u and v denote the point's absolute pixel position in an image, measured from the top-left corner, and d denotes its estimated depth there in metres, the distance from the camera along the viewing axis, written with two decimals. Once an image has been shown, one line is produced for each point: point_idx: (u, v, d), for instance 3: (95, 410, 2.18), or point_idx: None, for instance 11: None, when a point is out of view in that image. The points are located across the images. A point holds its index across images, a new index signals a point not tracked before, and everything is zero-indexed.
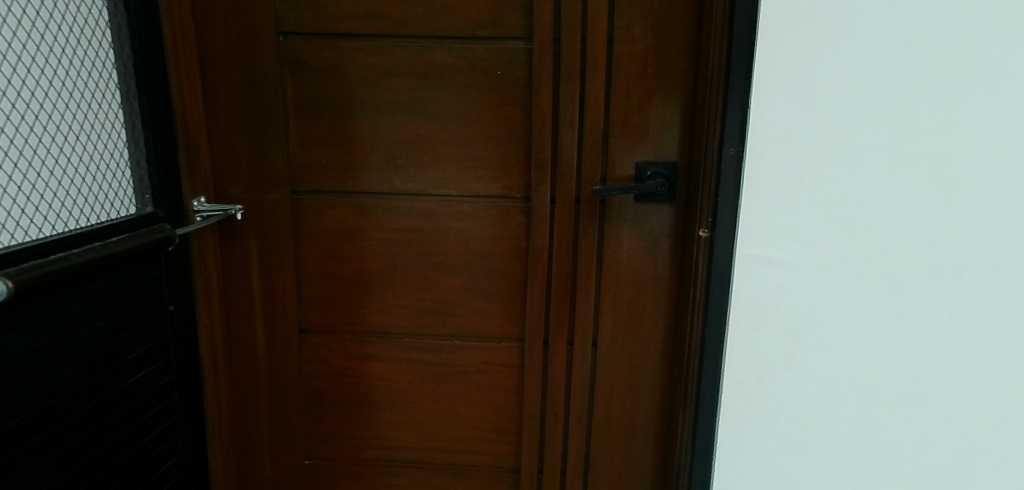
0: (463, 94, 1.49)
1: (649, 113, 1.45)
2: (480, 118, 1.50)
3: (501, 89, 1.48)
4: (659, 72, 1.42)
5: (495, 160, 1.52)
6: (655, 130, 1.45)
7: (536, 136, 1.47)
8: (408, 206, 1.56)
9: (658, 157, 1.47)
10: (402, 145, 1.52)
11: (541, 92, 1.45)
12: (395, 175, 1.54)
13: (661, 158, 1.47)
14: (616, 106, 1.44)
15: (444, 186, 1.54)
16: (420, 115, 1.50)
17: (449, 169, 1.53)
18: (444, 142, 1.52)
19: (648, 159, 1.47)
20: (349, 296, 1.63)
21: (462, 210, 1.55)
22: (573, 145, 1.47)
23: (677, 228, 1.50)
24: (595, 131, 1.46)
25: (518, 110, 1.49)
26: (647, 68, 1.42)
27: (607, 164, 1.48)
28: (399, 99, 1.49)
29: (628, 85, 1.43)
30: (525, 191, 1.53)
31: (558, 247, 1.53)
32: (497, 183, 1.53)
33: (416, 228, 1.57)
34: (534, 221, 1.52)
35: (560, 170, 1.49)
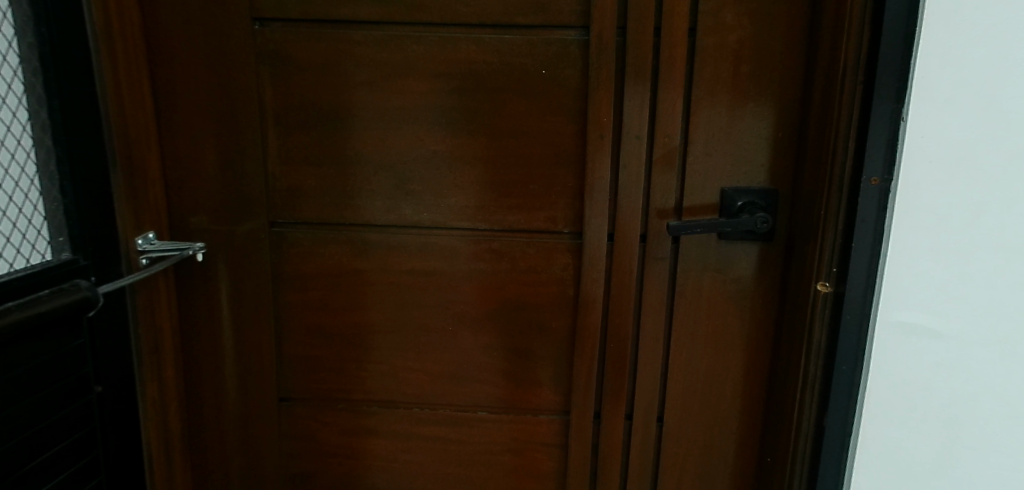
0: (496, 100, 1.14)
1: (739, 127, 1.10)
2: (519, 132, 1.15)
3: (546, 93, 1.13)
4: (757, 72, 1.08)
5: (536, 185, 1.17)
6: (748, 148, 1.11)
7: (592, 154, 1.13)
8: (420, 243, 1.20)
9: (750, 183, 1.12)
10: (414, 164, 1.17)
11: (601, 98, 1.11)
12: (405, 203, 1.19)
13: (756, 184, 1.12)
14: (697, 116, 1.10)
15: (469, 218, 1.19)
16: (439, 127, 1.15)
17: (476, 196, 1.18)
18: (470, 162, 1.17)
19: (736, 185, 1.12)
20: (344, 357, 1.26)
21: (492, 248, 1.20)
22: (641, 166, 1.13)
23: (772, 275, 1.15)
24: (670, 147, 1.12)
25: (567, 120, 1.14)
26: (740, 66, 1.08)
27: (682, 191, 1.14)
28: (412, 106, 1.15)
29: (714, 90, 1.09)
30: (574, 224, 1.18)
31: (616, 297, 1.19)
32: (537, 214, 1.18)
33: (433, 272, 1.22)
34: (586, 263, 1.18)
35: (622, 198, 1.14)
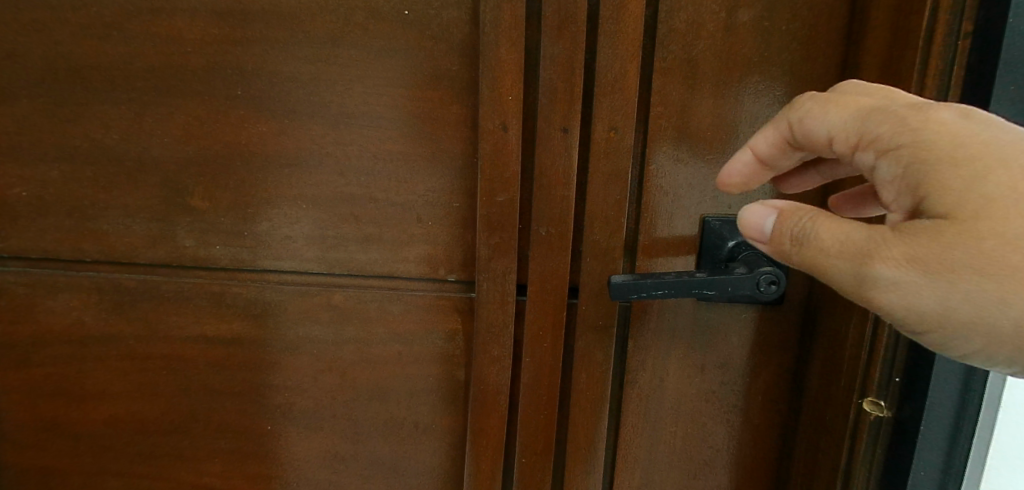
0: (329, 64, 0.67)
1: (733, 118, 0.65)
2: (368, 118, 0.69)
3: (413, 54, 0.67)
4: (767, 22, 0.62)
5: (402, 206, 0.72)
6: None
7: (487, 158, 0.67)
8: (216, 293, 0.75)
9: (748, 212, 0.68)
10: (194, 165, 0.70)
11: (503, 60, 0.64)
12: (183, 231, 0.72)
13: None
14: (663, 99, 0.65)
15: (295, 256, 0.74)
16: (233, 106, 0.68)
17: (302, 221, 0.72)
18: (289, 166, 0.70)
19: (724, 213, 0.68)
20: (106, 470, 0.80)
21: (334, 305, 0.75)
22: (571, 179, 0.67)
23: (781, 363, 0.71)
24: (620, 149, 0.66)
25: (450, 99, 0.68)
26: (738, 12, 0.62)
27: (638, 220, 0.70)
28: (184, 68, 0.67)
29: (692, 55, 0.64)
30: (463, 270, 0.74)
31: (529, 388, 0.74)
32: (404, 250, 0.73)
33: (241, 339, 0.76)
34: (481, 333, 0.73)
35: (538, 232, 0.69)
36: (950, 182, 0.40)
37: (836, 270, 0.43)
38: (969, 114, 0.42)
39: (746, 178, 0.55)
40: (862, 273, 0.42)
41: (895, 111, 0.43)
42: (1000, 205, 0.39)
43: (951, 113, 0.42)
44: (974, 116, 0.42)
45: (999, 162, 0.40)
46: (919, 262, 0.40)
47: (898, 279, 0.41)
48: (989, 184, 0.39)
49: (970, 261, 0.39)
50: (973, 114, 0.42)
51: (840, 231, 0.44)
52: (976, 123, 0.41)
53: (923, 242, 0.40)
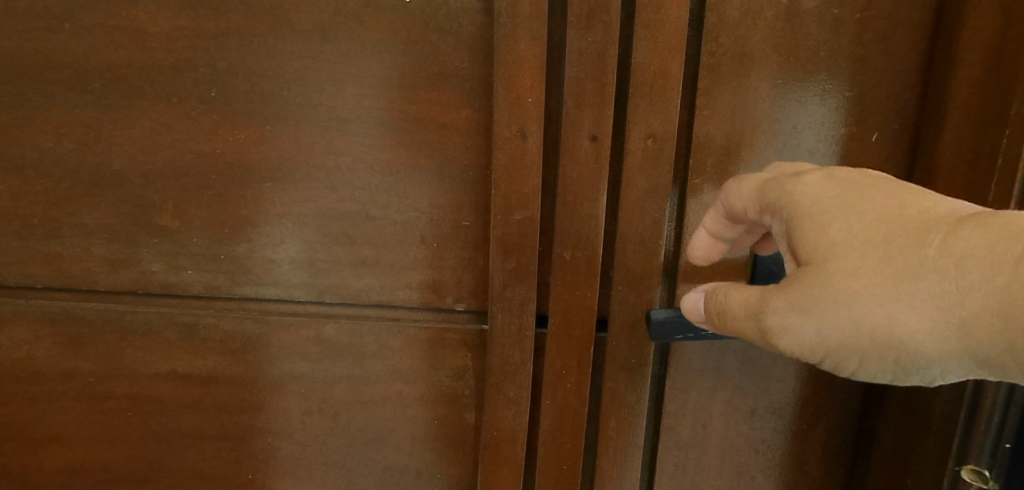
0: (318, 61, 0.57)
1: (795, 122, 0.55)
2: (363, 124, 0.59)
3: (415, 48, 0.57)
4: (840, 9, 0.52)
5: (403, 225, 0.62)
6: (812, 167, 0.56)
7: (501, 171, 0.57)
8: (187, 324, 0.65)
9: None
10: (161, 178, 0.60)
11: (522, 56, 0.54)
12: (148, 254, 0.63)
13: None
14: (712, 101, 0.54)
15: (280, 282, 0.64)
16: (206, 110, 0.59)
17: (289, 242, 0.63)
18: (272, 179, 0.60)
19: None
20: None
21: (324, 339, 0.65)
22: (600, 195, 0.58)
23: (844, 411, 0.62)
24: (660, 160, 0.56)
25: (459, 102, 0.58)
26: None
27: (679, 242, 0.59)
28: (148, 66, 0.58)
29: (747, 49, 0.53)
30: (473, 299, 0.64)
31: (548, 434, 0.65)
32: (406, 275, 0.64)
33: (217, 376, 0.67)
34: (493, 371, 0.63)
35: (561, 256, 0.60)
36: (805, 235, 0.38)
37: (752, 332, 0.41)
38: (841, 174, 0.40)
39: (710, 251, 0.51)
40: (760, 329, 0.40)
41: (774, 181, 0.42)
42: (843, 243, 0.36)
43: (819, 175, 0.40)
44: (848, 176, 0.40)
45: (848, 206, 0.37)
46: (797, 305, 0.37)
47: (787, 327, 0.38)
48: (841, 233, 0.37)
49: (834, 298, 0.36)
50: (847, 175, 0.40)
51: (743, 297, 0.42)
52: (851, 184, 0.39)
53: (795, 288, 0.37)
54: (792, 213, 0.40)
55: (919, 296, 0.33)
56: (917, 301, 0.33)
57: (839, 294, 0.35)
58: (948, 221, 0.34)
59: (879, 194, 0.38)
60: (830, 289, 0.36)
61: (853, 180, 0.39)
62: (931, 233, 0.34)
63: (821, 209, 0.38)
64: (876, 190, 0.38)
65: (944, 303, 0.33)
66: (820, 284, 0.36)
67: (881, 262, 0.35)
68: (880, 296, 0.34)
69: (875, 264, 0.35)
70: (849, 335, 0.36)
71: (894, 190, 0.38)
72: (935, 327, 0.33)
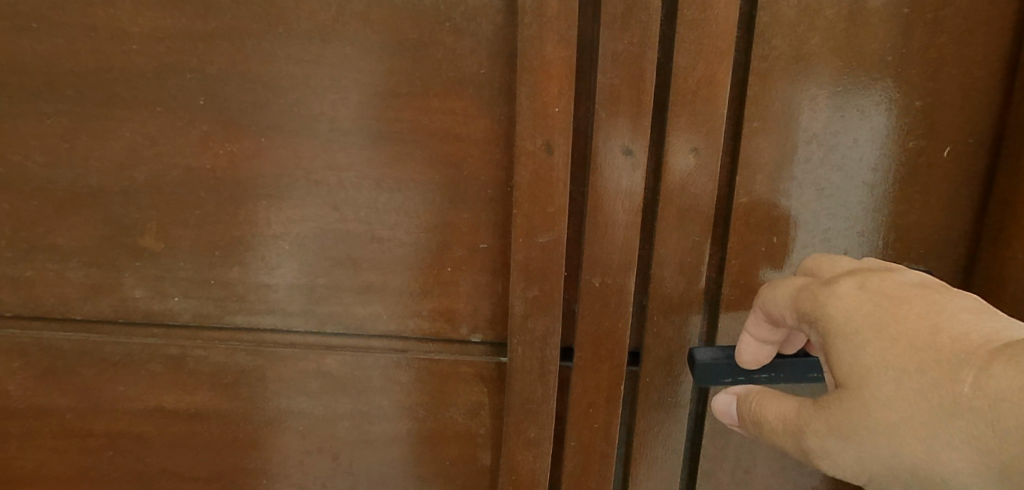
0: (319, 66, 0.51)
1: (856, 135, 0.48)
2: (369, 137, 0.53)
3: (428, 52, 0.51)
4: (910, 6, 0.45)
5: (413, 248, 0.56)
6: (875, 187, 0.49)
7: (524, 189, 0.51)
8: (174, 356, 0.59)
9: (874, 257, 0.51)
10: (143, 196, 0.54)
11: (549, 61, 0.48)
12: (130, 279, 0.57)
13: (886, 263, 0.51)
14: (763, 112, 0.48)
15: (277, 311, 0.58)
16: (194, 120, 0.52)
17: (285, 267, 0.56)
18: (267, 197, 0.54)
19: None
20: None
21: (324, 373, 0.59)
22: (634, 215, 0.52)
23: None
24: (703, 177, 0.50)
25: (476, 111, 0.52)
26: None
27: (721, 269, 0.53)
28: (129, 71, 0.51)
29: (803, 54, 0.47)
30: (490, 328, 0.58)
31: (573, 477, 0.59)
32: (416, 302, 0.57)
33: (205, 413, 0.60)
34: (512, 409, 0.57)
35: (590, 283, 0.53)
36: (840, 358, 0.37)
37: (787, 448, 0.41)
38: (875, 285, 0.38)
39: (757, 355, 0.46)
40: (803, 448, 0.39)
41: (809, 289, 0.41)
42: (882, 372, 0.35)
43: (852, 285, 0.39)
44: (885, 287, 0.38)
45: (883, 328, 0.36)
46: (836, 432, 0.37)
47: (826, 450, 0.38)
48: (872, 358, 0.36)
49: (870, 428, 0.36)
50: (883, 284, 0.38)
51: (782, 409, 0.41)
52: (888, 297, 0.37)
53: (837, 414, 0.37)
54: (828, 330, 0.38)
55: (956, 436, 0.33)
56: (954, 442, 0.33)
57: (878, 427, 0.35)
58: (982, 353, 0.33)
59: (915, 311, 0.36)
60: (866, 420, 0.36)
61: (888, 292, 0.38)
62: (963, 368, 0.33)
63: (849, 331, 0.37)
64: (911, 307, 0.36)
65: (982, 447, 0.32)
66: (858, 415, 0.36)
67: (914, 395, 0.34)
68: (917, 431, 0.34)
69: (915, 403, 0.34)
70: (893, 464, 0.36)
71: (928, 304, 0.36)
72: (979, 471, 0.33)
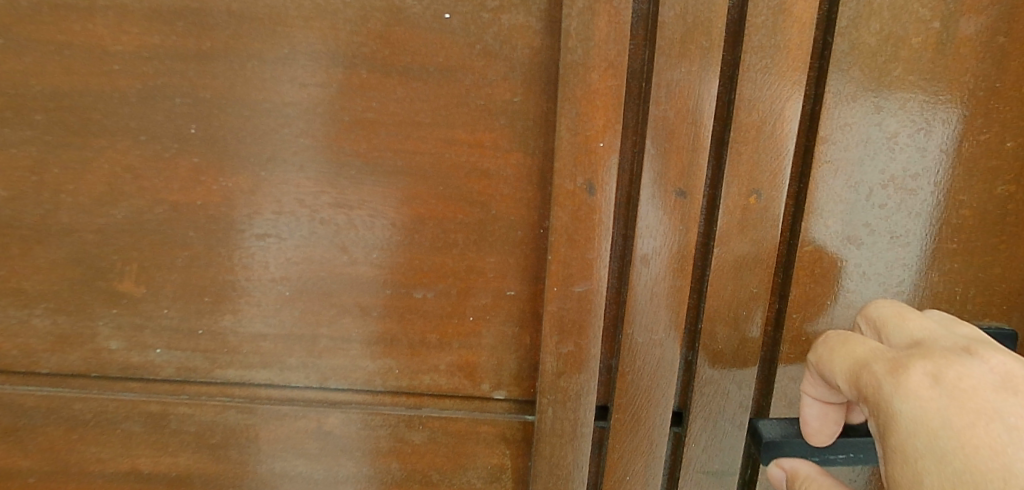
0: (329, 91, 0.45)
1: (939, 178, 0.43)
2: (384, 171, 0.46)
3: (454, 77, 0.44)
4: (1007, 34, 0.40)
5: (430, 294, 0.49)
6: (956, 234, 0.44)
7: (560, 232, 0.45)
8: (155, 414, 0.52)
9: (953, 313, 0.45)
10: (122, 235, 0.47)
11: (594, 90, 0.42)
12: (105, 328, 0.50)
13: (967, 320, 0.45)
14: (836, 150, 0.43)
15: (273, 364, 0.51)
16: (184, 150, 0.46)
17: (284, 315, 0.50)
18: (266, 237, 0.48)
19: None
20: None
21: (326, 433, 0.52)
22: (684, 263, 0.46)
23: None
24: (764, 222, 0.45)
25: (507, 144, 0.46)
26: (964, 21, 0.40)
27: (781, 324, 0.47)
28: (110, 94, 0.45)
29: (883, 87, 0.41)
30: (515, 384, 0.51)
31: None
32: (432, 355, 0.51)
33: (189, 477, 0.53)
34: (540, 475, 0.51)
35: (632, 337, 0.47)
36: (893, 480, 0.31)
37: None
38: (952, 384, 0.31)
39: (824, 424, 0.39)
40: None
41: (872, 371, 0.33)
42: None
43: (924, 381, 0.31)
44: (963, 388, 0.31)
45: (949, 457, 0.29)
46: None
47: None
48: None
49: None
50: (961, 383, 0.31)
51: None
52: (965, 406, 0.30)
53: None
54: (886, 433, 0.32)
55: None
56: None
57: None
58: None
59: (996, 442, 0.29)
60: None
61: (965, 398, 0.30)
62: None
63: (907, 450, 0.30)
64: (991, 428, 0.29)
65: None
66: None
67: None
68: None
69: None
70: None
71: (1011, 431, 0.29)
72: None
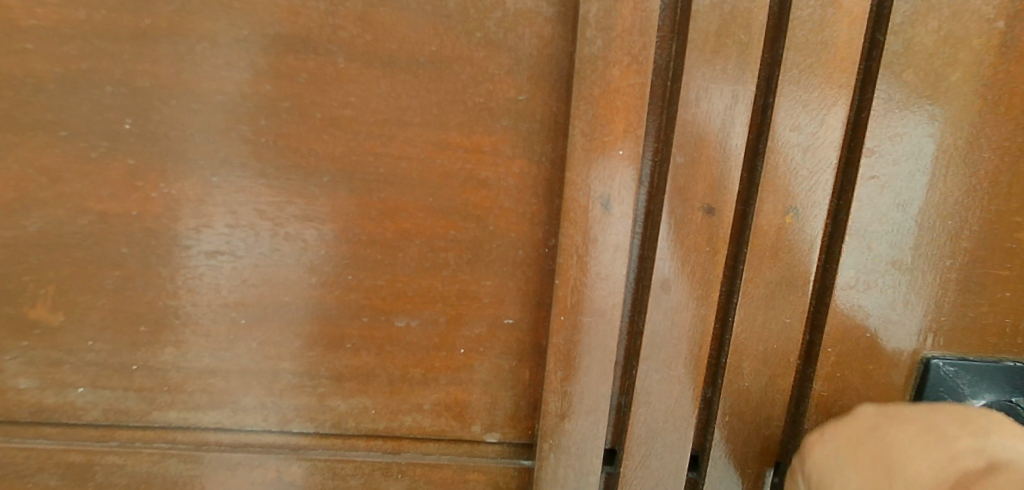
0: (298, 82, 0.38)
1: (993, 197, 0.39)
2: (364, 179, 0.39)
3: (450, 70, 0.38)
4: None
5: (413, 323, 0.42)
6: (1009, 259, 0.40)
7: (570, 253, 0.39)
8: (75, 465, 0.43)
9: (1003, 346, 0.41)
10: (36, 251, 0.39)
11: (614, 89, 0.37)
12: (15, 363, 0.41)
13: (1016, 354, 0.41)
14: (884, 164, 0.38)
15: (223, 406, 0.43)
16: (115, 149, 0.38)
17: (238, 348, 0.42)
18: (217, 254, 0.40)
19: (959, 354, 0.41)
20: None
21: (286, 484, 0.44)
22: (710, 289, 0.40)
23: None
24: (800, 244, 0.39)
25: (509, 150, 0.39)
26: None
27: (813, 358, 0.42)
28: (21, 79, 0.36)
29: (937, 94, 0.37)
30: (510, 426, 0.44)
31: None
32: (414, 394, 0.44)
33: None
34: None
35: (648, 373, 0.41)
36: None
37: None
38: (833, 429, 0.37)
39: None
40: None
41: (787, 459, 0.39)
42: None
43: (813, 437, 0.38)
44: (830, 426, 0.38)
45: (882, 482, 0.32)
46: None
47: None
48: None
49: None
50: (840, 424, 0.37)
51: None
52: (850, 435, 0.36)
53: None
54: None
55: None
56: None
57: None
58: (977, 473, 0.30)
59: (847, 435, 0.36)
60: None
61: (840, 427, 0.37)
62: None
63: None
64: (868, 436, 0.35)
65: None
66: None
67: None
68: None
69: None
70: None
71: (872, 429, 0.36)
72: None
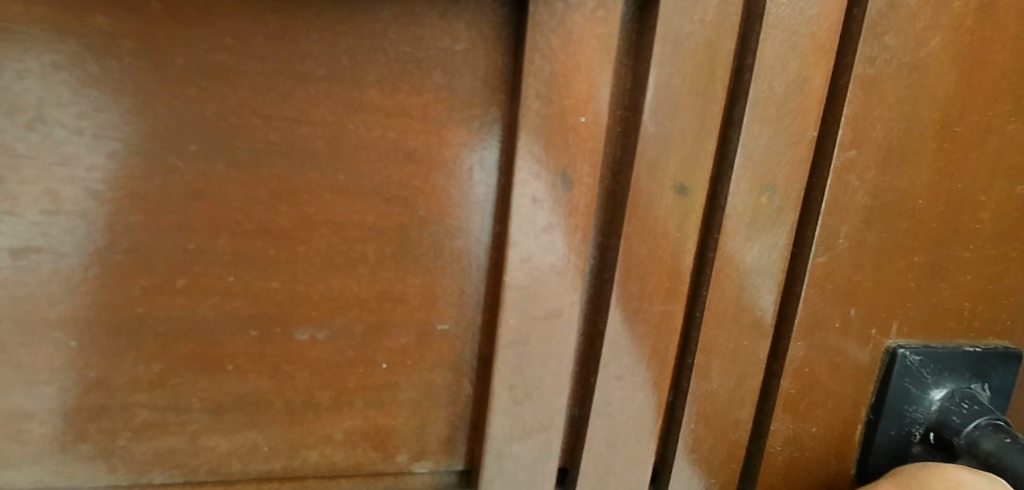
0: (150, 13, 0.27)
1: (965, 176, 0.36)
2: (250, 148, 0.29)
3: (367, 7, 0.29)
4: None
5: (320, 336, 0.33)
6: (974, 241, 0.38)
7: (521, 242, 0.32)
8: None
9: (963, 334, 0.39)
10: None
11: (577, 40, 0.30)
12: None
13: (973, 340, 0.39)
14: (863, 138, 0.34)
15: (50, 459, 0.31)
16: None
17: (70, 381, 0.30)
18: (32, 252, 0.28)
19: (923, 342, 0.39)
20: None
21: None
22: (677, 280, 0.35)
23: None
24: (774, 227, 0.35)
25: (444, 115, 0.31)
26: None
27: (781, 354, 0.38)
28: None
29: (918, 62, 0.34)
30: (444, 453, 0.37)
31: None
32: (321, 425, 0.34)
33: None
34: None
35: (608, 380, 0.35)
36: None
37: None
38: None
39: None
40: None
41: None
42: None
43: None
44: None
45: None
46: None
47: None
48: None
49: None
50: None
51: None
52: None
53: None
54: None
55: None
56: None
57: None
58: None
59: None
60: None
61: None
62: None
63: None
64: None
65: None
66: None
67: None
68: None
69: None
70: None
71: None
72: None
